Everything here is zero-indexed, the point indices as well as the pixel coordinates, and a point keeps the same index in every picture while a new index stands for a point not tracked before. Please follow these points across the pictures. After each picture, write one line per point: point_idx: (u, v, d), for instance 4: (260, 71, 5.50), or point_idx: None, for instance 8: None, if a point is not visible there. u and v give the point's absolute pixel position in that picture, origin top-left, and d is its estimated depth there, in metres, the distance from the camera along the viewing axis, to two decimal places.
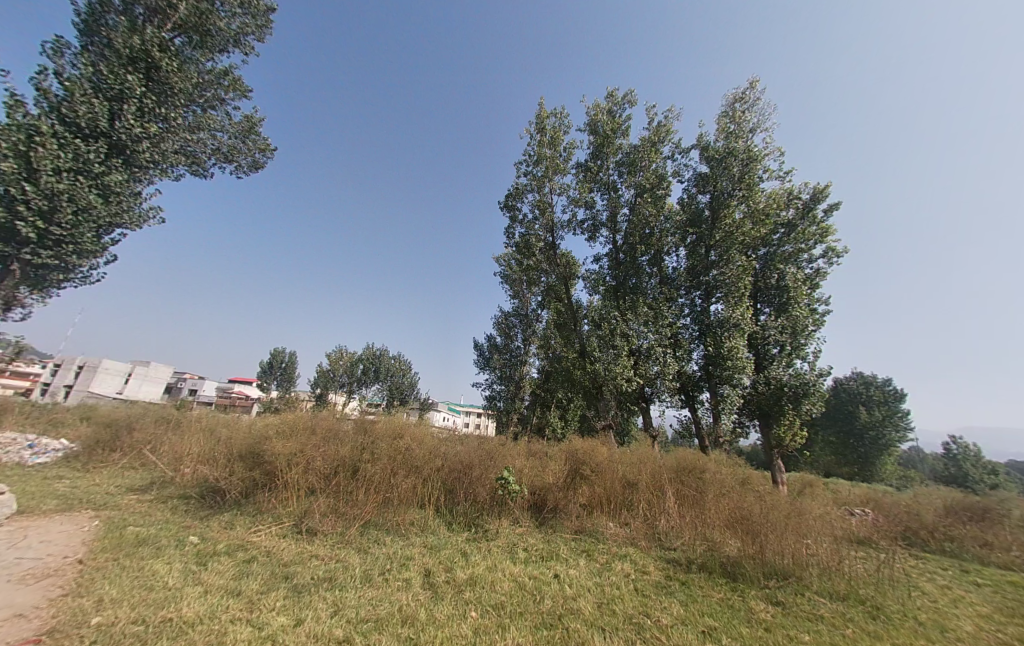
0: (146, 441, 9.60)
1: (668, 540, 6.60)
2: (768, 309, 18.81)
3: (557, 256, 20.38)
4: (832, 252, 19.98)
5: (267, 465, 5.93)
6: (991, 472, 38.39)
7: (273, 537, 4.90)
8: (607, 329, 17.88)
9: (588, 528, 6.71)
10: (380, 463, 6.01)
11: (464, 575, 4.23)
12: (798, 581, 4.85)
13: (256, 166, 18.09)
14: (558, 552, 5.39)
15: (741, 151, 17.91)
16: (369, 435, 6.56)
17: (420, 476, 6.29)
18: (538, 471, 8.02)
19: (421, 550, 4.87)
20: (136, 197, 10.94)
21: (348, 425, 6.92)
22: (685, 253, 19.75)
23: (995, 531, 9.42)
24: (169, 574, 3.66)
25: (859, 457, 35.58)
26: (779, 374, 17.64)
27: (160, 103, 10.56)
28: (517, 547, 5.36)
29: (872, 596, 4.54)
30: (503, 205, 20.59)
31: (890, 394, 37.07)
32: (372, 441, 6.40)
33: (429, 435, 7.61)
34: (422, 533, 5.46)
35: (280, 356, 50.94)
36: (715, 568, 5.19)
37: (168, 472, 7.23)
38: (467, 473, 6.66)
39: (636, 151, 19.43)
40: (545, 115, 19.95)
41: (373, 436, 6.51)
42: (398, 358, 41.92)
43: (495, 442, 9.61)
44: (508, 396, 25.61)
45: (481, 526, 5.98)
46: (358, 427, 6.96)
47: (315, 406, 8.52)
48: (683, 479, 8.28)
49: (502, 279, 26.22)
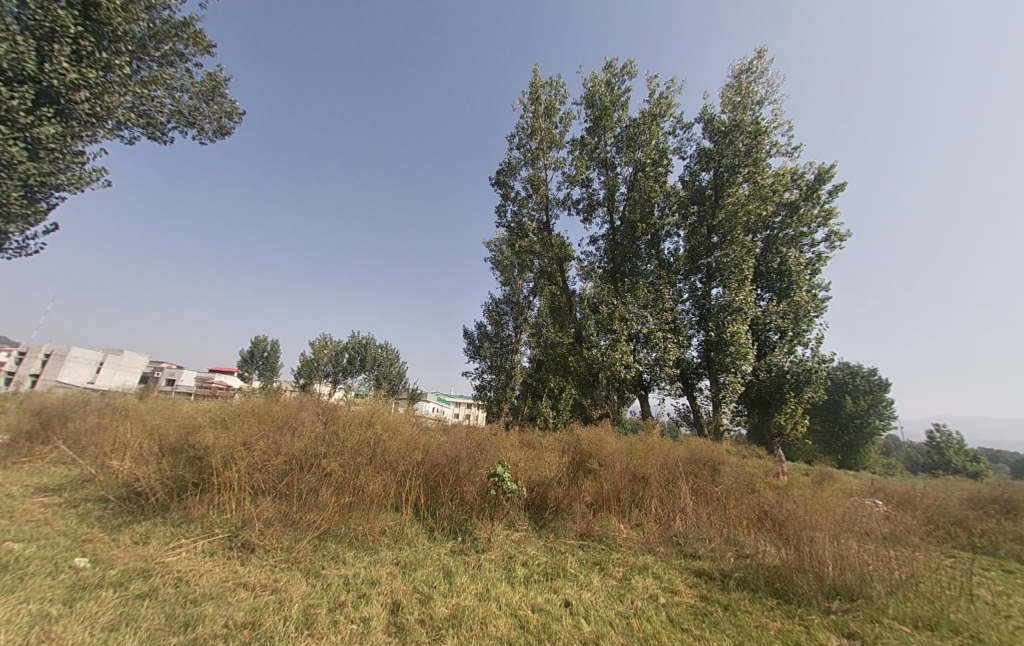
0: (82, 432, 8.26)
1: (689, 545, 5.63)
2: (769, 294, 17.99)
3: (551, 237, 19.29)
4: (835, 235, 19.26)
5: (200, 462, 4.75)
6: (973, 461, 38.76)
7: (194, 557, 3.71)
8: (604, 312, 16.84)
9: (597, 532, 5.67)
10: (342, 458, 4.83)
11: (445, 609, 3.11)
12: (867, 603, 3.87)
13: (222, 132, 16.40)
14: (565, 566, 4.35)
15: (748, 124, 16.78)
16: (333, 421, 5.41)
17: (397, 471, 5.18)
18: (535, 465, 6.98)
19: (392, 570, 3.75)
20: (75, 156, 9.36)
21: (308, 412, 5.73)
22: (684, 235, 18.78)
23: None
24: (3, 630, 2.47)
25: (844, 445, 35.74)
26: (780, 361, 16.90)
27: (100, 46, 8.87)
28: (514, 562, 4.29)
29: (966, 622, 3.60)
30: (495, 182, 19.35)
31: (875, 384, 37.02)
32: (337, 429, 5.23)
33: (409, 423, 6.53)
34: (394, 546, 4.33)
35: (260, 345, 49.05)
36: (759, 587, 4.20)
37: (89, 470, 5.96)
38: (453, 468, 5.54)
39: (637, 125, 18.19)
40: (540, 84, 18.59)
41: (339, 423, 5.37)
42: (385, 346, 40.47)
43: (484, 432, 8.58)
44: (499, 386, 24.69)
45: (470, 533, 4.90)
46: (323, 414, 5.83)
47: (278, 393, 7.34)
48: (697, 472, 7.33)
49: (493, 264, 25.06)
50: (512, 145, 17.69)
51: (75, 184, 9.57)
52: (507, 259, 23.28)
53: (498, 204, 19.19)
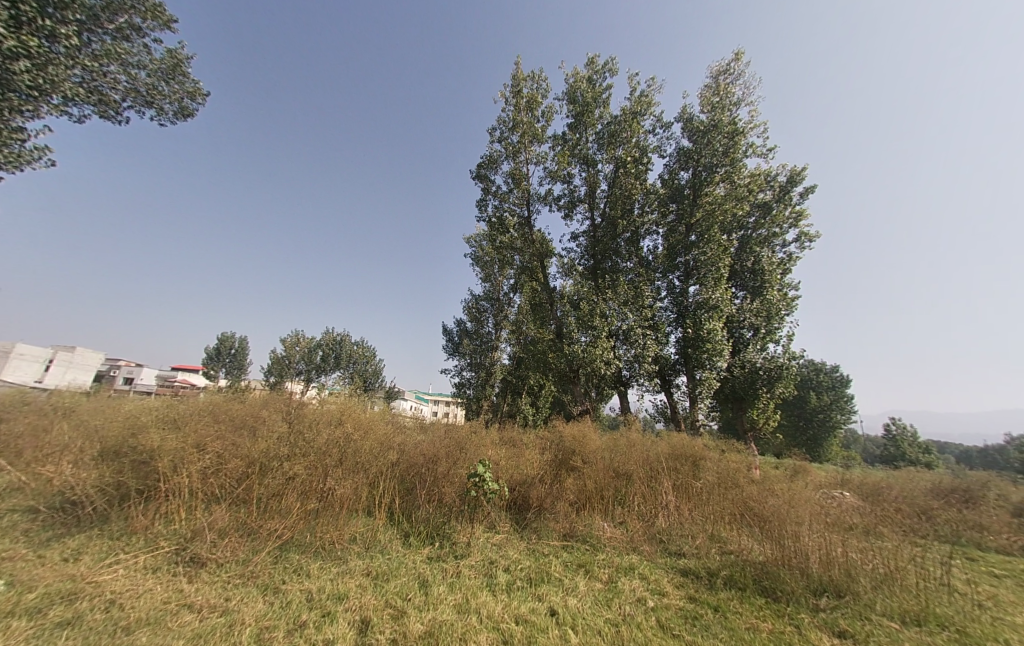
0: (14, 435, 7.43)
1: (673, 542, 5.53)
2: (743, 292, 18.42)
3: (532, 233, 19.09)
4: (805, 236, 19.94)
5: (146, 467, 4.25)
6: (923, 452, 41.33)
7: (133, 576, 3.26)
8: (585, 309, 16.78)
9: (580, 531, 5.50)
10: (309, 459, 4.45)
11: (421, 626, 2.82)
12: (854, 599, 3.84)
13: (184, 113, 14.18)
14: (550, 570, 4.14)
15: (725, 125, 17.03)
16: (299, 420, 4.99)
17: (369, 473, 4.83)
18: (515, 464, 6.76)
19: (362, 582, 3.42)
20: (11, 131, 8.27)
21: (272, 411, 5.29)
22: (663, 233, 18.95)
23: (979, 514, 9.19)
24: None
25: (808, 438, 37.36)
26: (753, 357, 17.33)
27: (43, 12, 7.73)
28: (496, 568, 4.03)
29: (949, 616, 3.61)
30: (476, 175, 18.97)
31: (837, 380, 38.91)
32: (302, 428, 4.82)
33: (383, 423, 6.17)
34: (365, 554, 3.99)
35: (227, 341, 46.83)
36: (747, 585, 4.13)
37: (17, 477, 5.29)
38: (431, 469, 5.23)
39: (618, 122, 18.18)
40: (522, 77, 18.31)
41: (305, 421, 4.96)
42: (361, 343, 39.30)
43: (463, 430, 8.31)
44: (479, 383, 24.36)
45: (449, 537, 4.61)
46: (288, 413, 5.38)
47: (240, 392, 6.82)
48: (679, 468, 7.31)
49: (473, 260, 24.68)
50: (494, 138, 17.36)
51: (9, 163, 8.46)
52: (488, 255, 22.96)
53: (478, 198, 18.83)
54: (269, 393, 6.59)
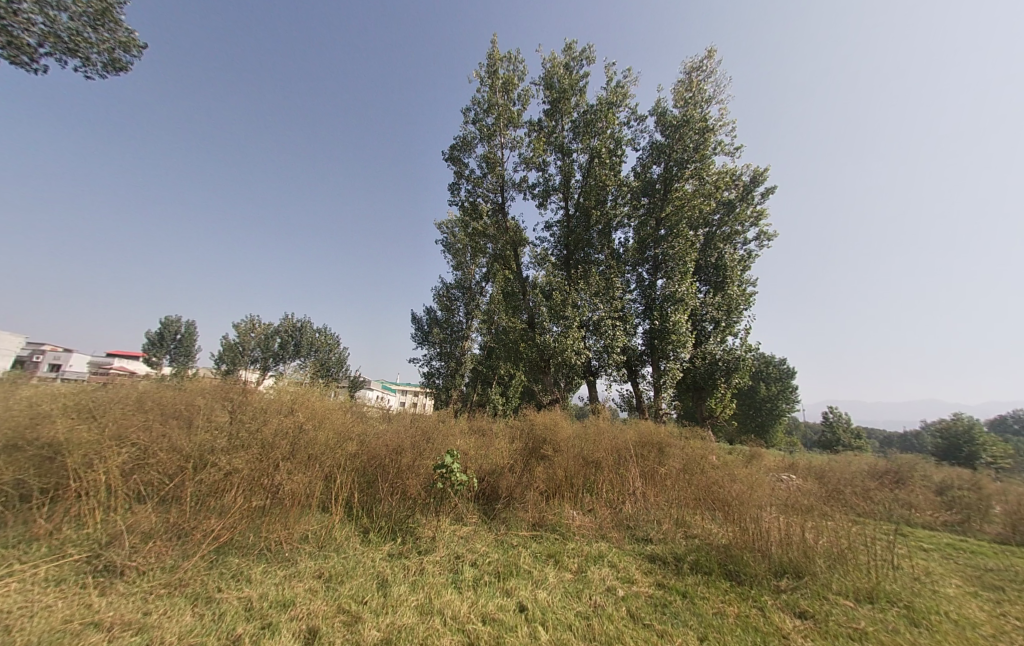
0: None
1: (639, 528, 5.55)
2: (706, 287, 19.05)
3: (505, 220, 18.74)
4: (764, 235, 20.85)
5: (53, 462, 3.62)
6: (855, 438, 45.40)
7: (28, 589, 2.73)
8: (557, 299, 16.72)
9: (549, 521, 5.38)
10: (255, 452, 4.00)
11: (377, 632, 2.55)
12: (812, 579, 3.96)
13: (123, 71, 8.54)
14: (518, 562, 3.98)
15: (697, 121, 17.31)
16: (243, 407, 4.49)
17: (323, 465, 4.45)
18: (485, 454, 6.56)
19: (312, 586, 3.10)
20: None
21: (212, 399, 4.76)
22: (634, 226, 19.16)
23: (908, 494, 10.04)
24: None
25: (756, 425, 39.96)
26: (714, 349, 18.04)
27: None
28: (462, 563, 3.81)
29: (897, 593, 3.78)
30: (449, 157, 18.27)
31: (784, 371, 41.79)
32: (246, 415, 4.34)
33: (343, 413, 5.77)
34: (317, 554, 3.64)
35: (173, 326, 43.43)
36: (713, 569, 4.16)
37: None
38: (394, 461, 4.92)
39: (594, 111, 18.00)
40: (498, 57, 17.71)
41: (250, 409, 4.47)
42: (323, 331, 37.50)
43: (431, 420, 8.01)
44: (448, 373, 23.88)
45: (412, 531, 4.33)
46: (234, 402, 4.86)
47: (182, 380, 6.16)
48: (646, 456, 7.43)
49: (445, 247, 24.00)
50: (468, 118, 16.72)
51: None
52: (460, 242, 22.41)
53: (450, 181, 18.18)
54: (214, 382, 5.99)
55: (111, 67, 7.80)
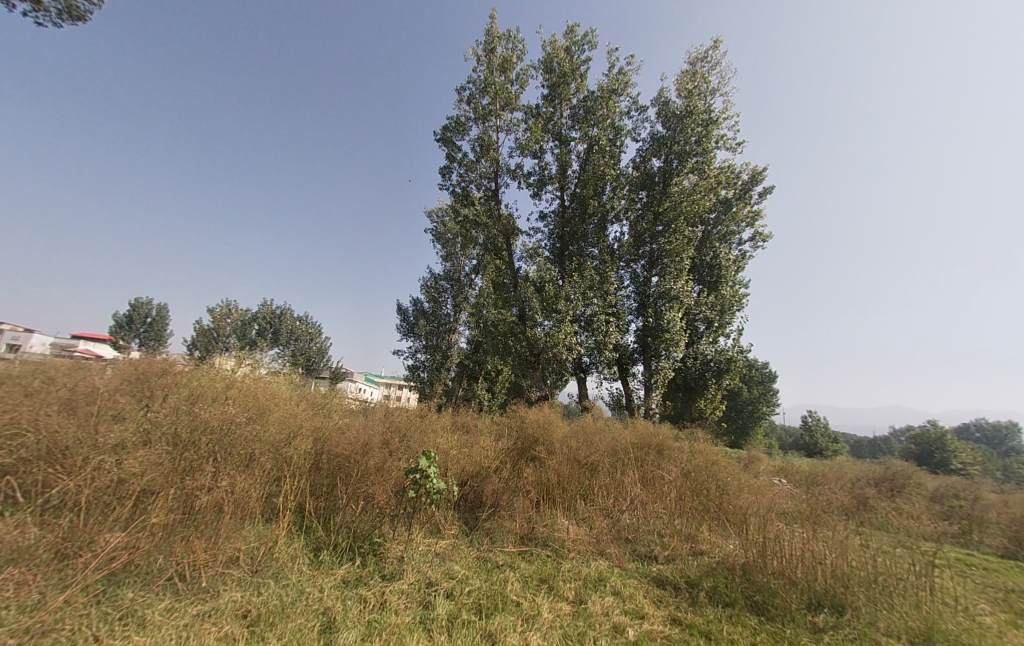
0: None
1: (639, 541, 4.92)
2: (700, 286, 18.58)
3: (498, 208, 17.91)
4: (759, 236, 20.55)
5: None
6: (832, 441, 46.02)
7: None
8: (549, 291, 16.00)
9: (539, 533, 4.68)
10: (173, 454, 3.19)
11: None
12: (855, 616, 3.33)
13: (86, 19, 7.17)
14: (505, 591, 3.26)
15: (700, 113, 16.70)
16: (164, 401, 3.71)
17: (267, 466, 3.65)
18: (468, 456, 5.87)
19: (234, 633, 2.34)
20: None
21: (130, 390, 3.92)
22: (630, 220, 18.51)
23: (905, 502, 9.68)
24: None
25: (737, 427, 40.06)
26: (706, 349, 17.61)
27: None
28: (435, 593, 3.05)
29: (956, 633, 3.19)
30: (441, 138, 17.34)
31: (766, 375, 42.02)
32: (169, 413, 3.54)
33: (299, 409, 4.97)
34: (249, 582, 2.87)
35: (143, 309, 41.35)
36: (736, 600, 3.53)
37: None
38: (359, 463, 4.18)
39: (594, 98, 17.27)
40: (497, 35, 16.79)
41: (171, 402, 3.69)
42: (304, 318, 35.91)
43: (410, 416, 7.30)
44: (433, 366, 22.95)
45: (377, 548, 3.56)
46: (168, 389, 4.04)
47: (122, 363, 5.32)
48: (643, 459, 6.86)
49: (434, 236, 23.05)
50: (463, 97, 15.81)
51: None
52: (450, 230, 21.54)
53: (442, 164, 17.27)
54: (151, 365, 5.11)
55: (67, 15, 6.50)
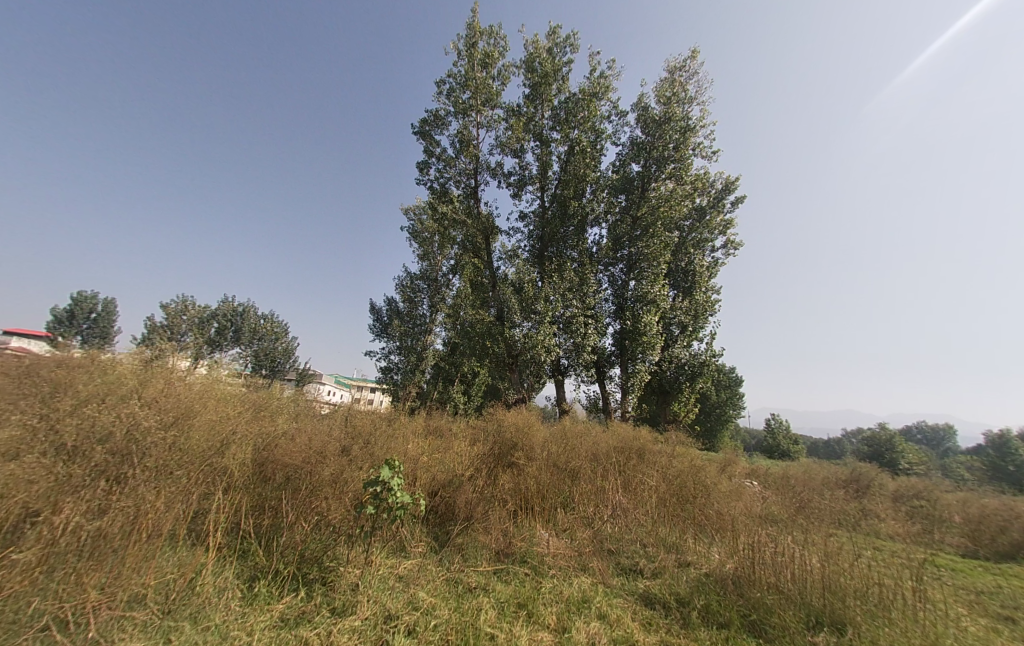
0: None
1: (623, 553, 4.60)
2: (675, 291, 18.77)
3: (477, 206, 17.48)
4: (730, 245, 21.10)
5: None
6: (793, 443, 47.99)
7: None
8: (527, 291, 15.70)
9: (517, 547, 4.27)
10: (57, 472, 2.55)
11: None
12: (856, 635, 3.10)
13: None
14: (477, 620, 2.84)
15: (678, 120, 16.91)
16: (60, 403, 3.06)
17: (192, 481, 3.05)
18: (440, 464, 5.39)
19: None
20: None
21: (32, 395, 3.27)
22: (609, 224, 18.51)
23: (872, 503, 9.90)
24: None
25: (705, 430, 41.00)
26: (680, 353, 17.79)
27: None
28: (394, 630, 2.57)
29: None
30: (419, 132, 16.76)
31: (733, 379, 43.33)
32: (65, 421, 2.89)
33: (245, 414, 4.36)
34: (158, 626, 2.29)
35: (86, 304, 38.08)
36: (731, 621, 3.28)
37: None
38: (311, 475, 3.68)
39: (575, 100, 17.18)
40: (479, 30, 16.42)
41: (68, 405, 3.05)
42: (268, 317, 33.99)
43: (379, 420, 6.76)
44: (407, 368, 22.14)
45: (327, 576, 3.03)
46: (82, 394, 3.39)
47: (39, 364, 4.56)
48: (624, 464, 6.59)
49: (411, 235, 22.33)
50: (443, 91, 15.33)
51: None
52: (427, 229, 20.94)
53: (420, 159, 16.71)
54: (76, 366, 4.39)
55: None
